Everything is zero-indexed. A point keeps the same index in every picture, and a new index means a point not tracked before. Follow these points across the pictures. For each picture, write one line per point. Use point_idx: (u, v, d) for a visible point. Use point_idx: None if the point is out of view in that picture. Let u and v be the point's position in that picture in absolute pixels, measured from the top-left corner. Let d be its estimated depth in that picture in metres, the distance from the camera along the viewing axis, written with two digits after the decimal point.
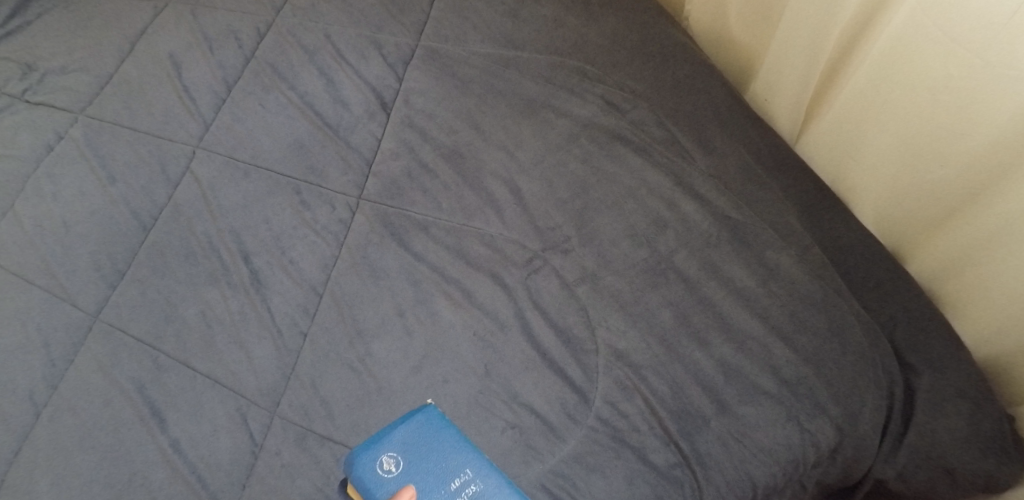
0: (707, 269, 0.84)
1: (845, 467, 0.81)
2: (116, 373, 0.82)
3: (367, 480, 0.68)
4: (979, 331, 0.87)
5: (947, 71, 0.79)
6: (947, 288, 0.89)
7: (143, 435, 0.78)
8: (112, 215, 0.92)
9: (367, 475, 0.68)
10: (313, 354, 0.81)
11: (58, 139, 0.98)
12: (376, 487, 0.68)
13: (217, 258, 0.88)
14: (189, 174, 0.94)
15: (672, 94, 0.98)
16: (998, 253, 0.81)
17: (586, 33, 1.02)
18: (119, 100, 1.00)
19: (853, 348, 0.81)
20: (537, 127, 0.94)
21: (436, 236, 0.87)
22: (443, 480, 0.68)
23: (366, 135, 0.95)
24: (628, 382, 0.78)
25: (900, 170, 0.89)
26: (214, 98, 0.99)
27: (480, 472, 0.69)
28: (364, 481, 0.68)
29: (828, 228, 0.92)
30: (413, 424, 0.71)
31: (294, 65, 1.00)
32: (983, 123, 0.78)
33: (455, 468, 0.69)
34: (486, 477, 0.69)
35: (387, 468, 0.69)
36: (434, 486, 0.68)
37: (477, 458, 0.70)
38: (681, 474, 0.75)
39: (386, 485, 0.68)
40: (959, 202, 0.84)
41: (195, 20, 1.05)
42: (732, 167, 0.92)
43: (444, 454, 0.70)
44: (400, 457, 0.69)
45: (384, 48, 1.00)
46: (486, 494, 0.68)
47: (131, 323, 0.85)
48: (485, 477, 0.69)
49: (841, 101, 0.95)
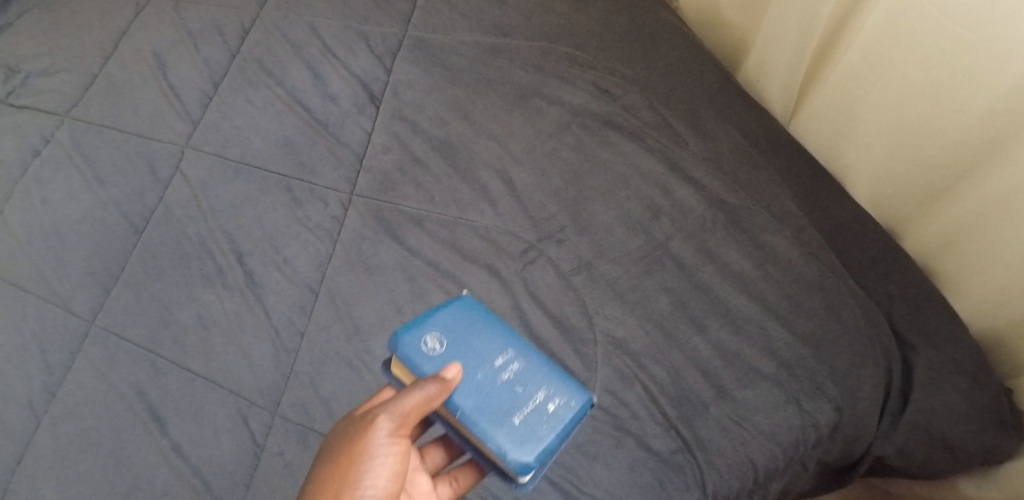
0: (703, 254, 0.84)
1: (845, 446, 0.82)
2: (114, 379, 0.81)
3: (412, 356, 0.68)
4: (975, 306, 0.87)
5: (941, 47, 0.78)
6: (942, 264, 0.89)
7: (145, 439, 0.78)
8: (103, 219, 0.91)
9: (412, 352, 0.68)
10: (311, 353, 0.81)
11: (44, 142, 0.97)
12: (420, 363, 0.68)
13: (211, 258, 0.88)
14: (178, 175, 0.93)
15: (664, 77, 0.97)
16: (993, 228, 0.81)
17: (575, 18, 1.01)
18: (104, 101, 0.98)
19: (850, 328, 0.81)
20: (528, 115, 0.93)
21: (431, 229, 0.87)
22: (486, 359, 0.69)
23: (356, 129, 0.94)
24: (628, 370, 0.78)
25: (895, 148, 0.89)
26: (201, 96, 0.98)
27: (522, 352, 0.69)
28: (409, 357, 0.68)
29: (824, 208, 0.92)
30: (452, 309, 0.71)
31: (280, 59, 0.99)
32: (979, 99, 0.77)
33: (497, 349, 0.69)
34: (528, 357, 0.69)
35: (431, 346, 0.69)
36: (479, 365, 0.68)
37: (518, 340, 0.70)
38: (682, 459, 0.75)
39: (432, 362, 0.68)
40: (955, 178, 0.83)
41: (178, 16, 1.03)
42: (726, 150, 0.91)
43: (485, 336, 0.70)
44: (443, 337, 0.69)
45: (371, 39, 0.99)
46: (530, 372, 0.68)
47: (127, 328, 0.84)
48: (526, 357, 0.70)
49: (833, 79, 0.94)
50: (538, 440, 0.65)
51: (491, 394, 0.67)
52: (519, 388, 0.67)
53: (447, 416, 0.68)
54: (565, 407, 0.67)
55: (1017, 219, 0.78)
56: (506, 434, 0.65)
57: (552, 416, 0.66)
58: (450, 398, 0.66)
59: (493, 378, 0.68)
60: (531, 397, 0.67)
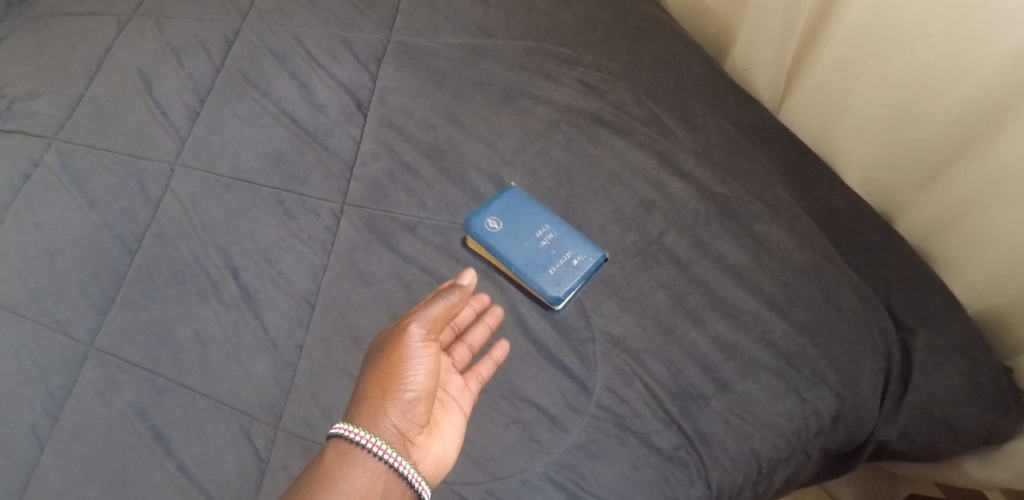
0: (697, 248, 0.84)
1: (848, 433, 0.81)
2: (115, 401, 0.81)
3: (480, 232, 0.84)
4: (972, 287, 0.87)
5: (925, 29, 0.78)
6: (937, 246, 0.89)
7: (149, 460, 0.78)
8: (95, 240, 0.91)
9: (479, 229, 0.84)
10: (310, 365, 0.81)
11: (33, 167, 0.96)
12: (486, 237, 0.83)
13: (206, 275, 0.87)
14: (169, 192, 0.92)
15: (651, 71, 0.96)
16: (986, 209, 0.81)
17: (558, 15, 1.00)
18: (91, 121, 0.98)
19: (848, 315, 0.81)
20: (516, 115, 0.93)
21: (424, 235, 0.87)
22: (533, 231, 0.84)
23: (344, 138, 0.94)
24: (627, 367, 0.78)
25: (885, 132, 0.88)
26: (187, 112, 0.97)
27: (559, 227, 0.84)
28: (478, 233, 0.84)
29: (817, 194, 0.92)
30: (508, 197, 0.86)
31: (265, 71, 0.99)
32: (968, 80, 0.76)
33: (541, 224, 0.84)
34: (565, 231, 0.84)
35: (492, 225, 0.84)
36: (528, 237, 0.84)
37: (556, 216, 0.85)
38: (685, 455, 0.75)
39: (494, 235, 0.83)
40: (947, 160, 0.83)
41: (161, 32, 1.02)
42: (716, 141, 0.91)
43: (532, 214, 0.85)
44: (499, 217, 0.84)
45: (355, 46, 0.99)
46: (566, 240, 0.83)
47: (126, 349, 0.84)
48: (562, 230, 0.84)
49: (820, 66, 0.93)
50: (560, 285, 0.81)
51: (528, 254, 0.83)
52: (558, 252, 0.83)
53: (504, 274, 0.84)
54: (585, 265, 0.82)
55: (1009, 199, 0.78)
56: (548, 284, 0.81)
57: (573, 271, 0.81)
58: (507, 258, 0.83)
59: (538, 244, 0.83)
60: (562, 256, 0.82)
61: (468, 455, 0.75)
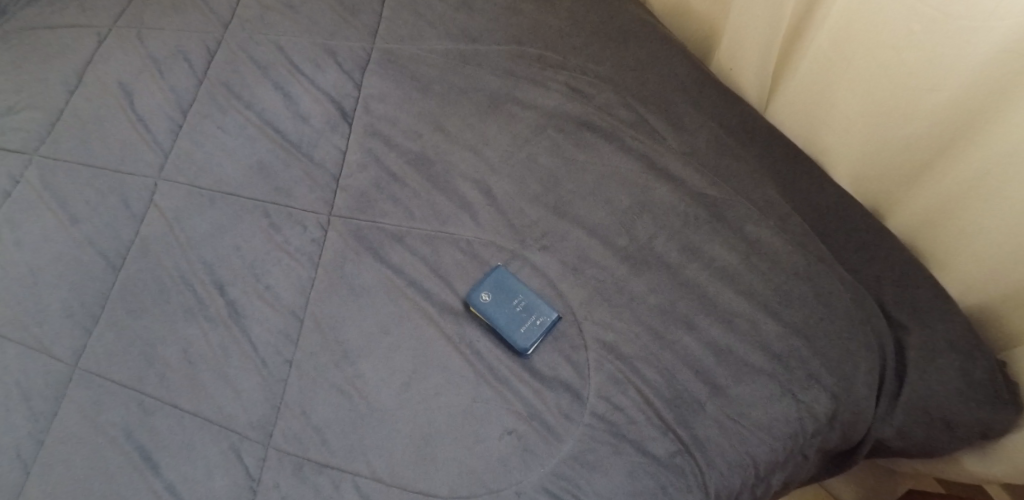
0: (688, 251, 0.83)
1: (844, 433, 0.81)
2: (102, 422, 0.80)
3: (478, 306, 0.81)
4: (964, 282, 0.87)
5: (908, 28, 0.77)
6: (928, 242, 0.89)
7: (138, 482, 0.77)
8: (79, 258, 0.89)
9: (477, 303, 0.81)
10: (301, 381, 0.80)
11: (14, 184, 0.95)
12: (482, 312, 0.81)
13: (192, 291, 0.86)
14: (153, 208, 0.91)
15: (637, 73, 0.95)
16: (976, 206, 0.81)
17: (543, 18, 0.99)
18: (72, 136, 0.96)
19: (841, 315, 0.81)
20: (503, 122, 0.92)
21: (412, 246, 0.86)
22: (508, 302, 0.80)
23: (330, 148, 0.92)
24: (621, 375, 0.78)
25: (873, 130, 0.87)
26: (170, 125, 0.96)
27: (532, 298, 0.80)
28: (477, 306, 0.81)
29: (807, 193, 0.91)
30: (493, 271, 0.83)
31: (248, 81, 0.97)
32: (954, 79, 0.75)
33: (515, 294, 0.81)
34: (536, 301, 0.80)
35: (481, 298, 0.81)
36: (503, 308, 0.80)
37: (525, 284, 0.82)
38: (682, 461, 0.74)
39: (485, 308, 0.81)
40: (937, 157, 0.83)
41: (141, 43, 1.01)
42: (705, 142, 0.90)
43: (508, 286, 0.81)
44: (486, 291, 0.81)
45: (338, 54, 0.97)
46: (535, 309, 0.80)
47: (112, 369, 0.83)
48: (532, 296, 0.81)
49: (806, 64, 0.92)
50: (526, 349, 0.79)
51: (494, 316, 0.80)
52: (525, 317, 0.80)
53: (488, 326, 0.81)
54: (550, 325, 0.80)
55: (1000, 195, 0.77)
56: (523, 346, 0.79)
57: (539, 333, 0.79)
58: (491, 321, 0.80)
59: (512, 312, 0.80)
60: (529, 321, 0.79)
61: (462, 468, 0.75)
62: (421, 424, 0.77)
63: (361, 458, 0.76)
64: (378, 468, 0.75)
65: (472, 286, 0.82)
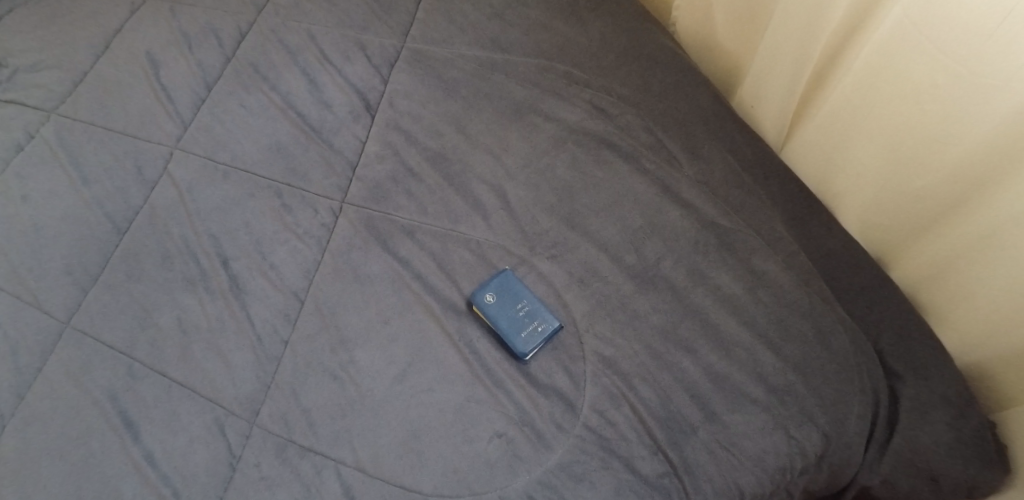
0: (695, 276, 0.84)
1: (832, 473, 0.81)
2: (88, 382, 0.79)
3: (485, 306, 0.81)
4: (963, 339, 0.87)
5: (933, 81, 0.78)
6: (928, 295, 0.90)
7: (116, 446, 0.76)
8: (85, 218, 0.89)
9: (484, 303, 0.81)
10: (294, 362, 0.79)
11: (28, 139, 0.95)
12: (487, 310, 0.81)
13: (195, 263, 0.86)
14: (166, 176, 0.91)
15: (661, 99, 0.97)
16: (981, 262, 0.82)
17: (574, 36, 1.01)
18: (93, 98, 0.97)
19: (840, 355, 0.81)
20: (524, 130, 0.93)
21: (422, 241, 0.86)
22: (512, 302, 0.81)
23: (350, 138, 0.93)
24: (617, 390, 0.77)
25: (885, 177, 0.89)
26: (193, 97, 0.96)
27: (533, 303, 0.81)
28: (483, 306, 0.81)
29: (815, 235, 0.92)
30: (502, 277, 0.82)
31: (275, 65, 0.98)
32: (970, 133, 0.77)
33: (518, 296, 0.81)
34: (538, 306, 0.81)
35: (489, 298, 0.81)
36: (506, 307, 0.80)
37: (527, 288, 0.82)
38: (669, 482, 0.74)
39: (490, 307, 0.81)
40: (944, 210, 0.84)
41: (175, 17, 1.02)
42: (720, 173, 0.91)
43: (513, 287, 0.81)
44: (494, 291, 0.81)
45: (369, 49, 0.99)
46: (536, 312, 0.80)
47: (106, 331, 0.82)
48: (533, 301, 0.81)
49: (827, 108, 0.94)
50: (524, 354, 0.78)
51: (497, 319, 0.80)
52: (525, 318, 0.80)
53: (486, 326, 0.81)
54: (551, 333, 0.80)
55: (1005, 254, 0.79)
56: (519, 343, 0.79)
57: (539, 340, 0.79)
58: (491, 319, 0.80)
59: (512, 313, 0.80)
60: (529, 324, 0.79)
61: (447, 467, 0.74)
62: (413, 418, 0.76)
63: (346, 446, 0.75)
64: (364, 459, 0.74)
65: (479, 287, 0.82)
